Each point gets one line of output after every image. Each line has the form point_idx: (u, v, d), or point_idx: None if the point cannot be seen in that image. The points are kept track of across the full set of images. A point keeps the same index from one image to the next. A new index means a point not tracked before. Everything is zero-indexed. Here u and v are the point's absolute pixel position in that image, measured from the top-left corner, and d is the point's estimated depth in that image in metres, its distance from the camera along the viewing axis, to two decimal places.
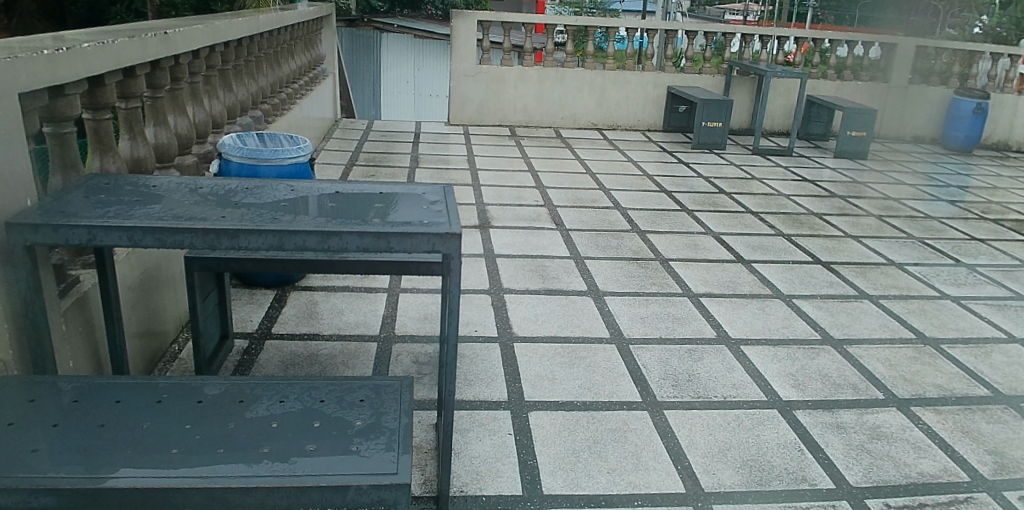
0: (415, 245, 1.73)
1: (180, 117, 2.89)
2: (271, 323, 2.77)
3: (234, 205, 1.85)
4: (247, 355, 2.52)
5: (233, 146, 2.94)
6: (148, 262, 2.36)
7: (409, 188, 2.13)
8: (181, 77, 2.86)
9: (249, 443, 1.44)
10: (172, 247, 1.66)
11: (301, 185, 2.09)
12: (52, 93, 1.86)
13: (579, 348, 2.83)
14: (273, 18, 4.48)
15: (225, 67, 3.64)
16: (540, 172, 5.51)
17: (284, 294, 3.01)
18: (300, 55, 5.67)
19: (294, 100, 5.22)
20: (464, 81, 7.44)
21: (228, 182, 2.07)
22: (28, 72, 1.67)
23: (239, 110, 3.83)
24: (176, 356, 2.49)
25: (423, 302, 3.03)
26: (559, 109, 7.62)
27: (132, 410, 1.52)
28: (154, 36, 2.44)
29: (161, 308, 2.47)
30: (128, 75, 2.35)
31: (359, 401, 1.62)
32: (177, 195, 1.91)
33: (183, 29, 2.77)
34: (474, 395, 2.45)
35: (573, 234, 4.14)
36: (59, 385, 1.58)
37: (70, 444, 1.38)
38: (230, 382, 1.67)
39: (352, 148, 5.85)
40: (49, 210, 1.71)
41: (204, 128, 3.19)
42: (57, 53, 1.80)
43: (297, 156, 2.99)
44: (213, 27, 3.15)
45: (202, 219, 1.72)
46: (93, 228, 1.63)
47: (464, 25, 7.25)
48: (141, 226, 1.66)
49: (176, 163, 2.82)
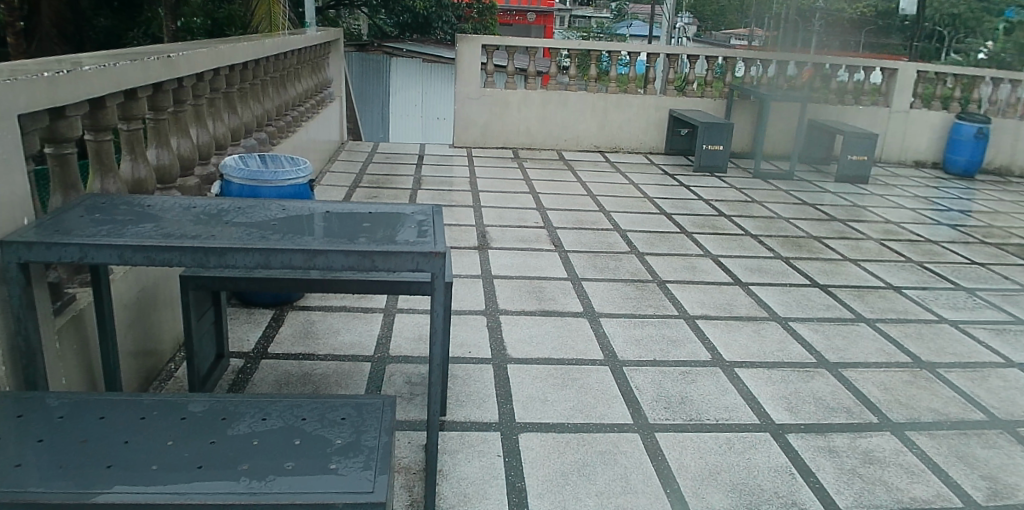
0: (401, 264, 1.76)
1: (182, 138, 2.92)
2: (268, 342, 2.78)
3: (225, 223, 1.88)
4: (242, 374, 2.53)
5: (234, 167, 2.96)
6: (145, 281, 2.38)
7: (399, 207, 2.17)
8: (185, 99, 2.91)
9: (228, 461, 1.46)
10: (161, 265, 1.69)
11: (292, 204, 2.12)
12: (52, 115, 1.90)
13: (572, 369, 2.83)
14: (280, 43, 4.56)
15: (231, 90, 3.70)
16: (541, 194, 5.54)
17: (282, 313, 3.03)
18: (306, 78, 5.76)
19: (300, 122, 5.30)
20: (468, 104, 7.51)
21: (221, 201, 2.10)
22: (27, 95, 1.72)
23: (244, 132, 3.90)
24: (171, 375, 2.49)
25: (419, 323, 3.04)
26: (563, 133, 7.68)
27: (115, 427, 1.53)
28: (156, 59, 2.49)
29: (158, 327, 2.49)
30: (130, 97, 2.39)
31: (341, 420, 1.63)
32: (171, 215, 1.94)
33: (187, 53, 2.82)
34: (466, 416, 2.46)
35: (572, 255, 4.15)
36: (44, 401, 1.60)
37: (51, 461, 1.40)
38: (215, 399, 1.68)
39: (356, 170, 5.91)
40: (45, 229, 1.75)
41: (207, 150, 3.22)
42: (57, 76, 1.85)
43: (298, 178, 3.00)
44: (217, 51, 3.21)
45: (192, 237, 1.75)
46: (83, 247, 1.66)
47: (470, 49, 7.34)
48: (131, 244, 1.68)
49: (177, 184, 2.85)
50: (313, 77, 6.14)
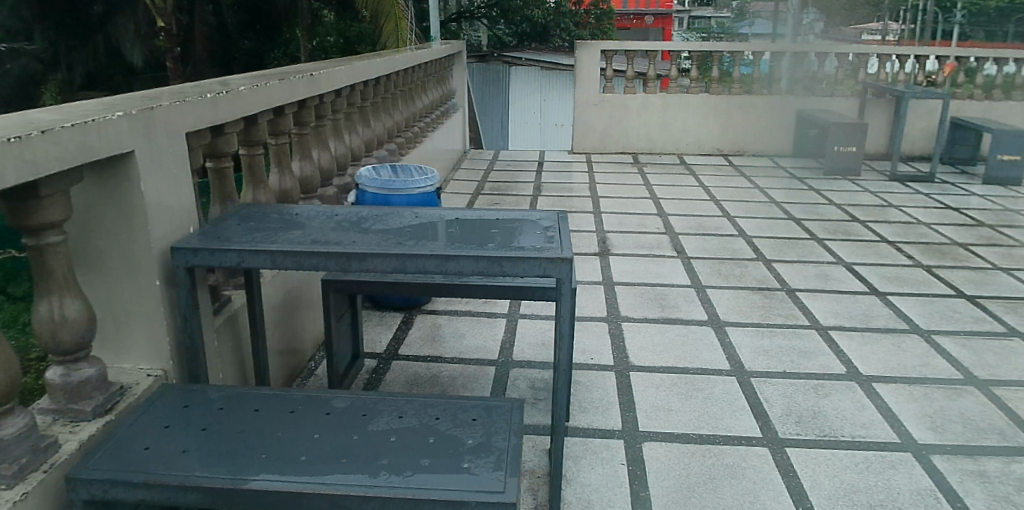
0: (528, 270, 1.79)
1: (323, 151, 3.12)
2: (399, 344, 2.91)
3: (364, 230, 2.00)
4: (376, 374, 2.66)
5: (368, 177, 3.11)
6: (290, 284, 2.55)
7: (525, 213, 2.21)
8: (325, 114, 3.10)
9: (369, 456, 1.54)
10: (308, 269, 1.81)
11: (424, 211, 2.21)
12: (213, 132, 2.09)
13: (696, 379, 2.76)
14: (409, 57, 4.77)
15: (365, 104, 3.91)
16: (662, 199, 5.44)
17: (411, 317, 3.16)
18: (432, 90, 5.99)
19: (427, 132, 5.51)
20: (588, 110, 7.51)
21: (360, 209, 2.23)
22: (191, 115, 1.90)
23: (376, 144, 4.10)
24: (312, 373, 2.64)
25: (540, 328, 3.07)
26: (685, 136, 7.52)
27: (270, 419, 1.67)
28: (300, 78, 2.67)
29: (300, 327, 2.65)
30: (278, 114, 2.58)
31: (471, 421, 1.69)
32: (316, 223, 2.08)
33: (327, 71, 3.01)
34: (588, 422, 2.46)
35: (694, 262, 4.05)
36: (209, 393, 1.76)
37: (216, 448, 1.55)
38: (357, 396, 1.78)
39: (479, 178, 6.07)
40: (208, 236, 1.92)
41: (344, 161, 3.41)
42: (218, 97, 2.03)
43: (426, 186, 3.12)
44: (353, 68, 3.40)
45: (335, 244, 1.87)
46: (241, 253, 1.81)
47: (589, 55, 7.37)
48: (282, 251, 1.82)
49: (318, 194, 3.03)
50: (438, 88, 6.36)
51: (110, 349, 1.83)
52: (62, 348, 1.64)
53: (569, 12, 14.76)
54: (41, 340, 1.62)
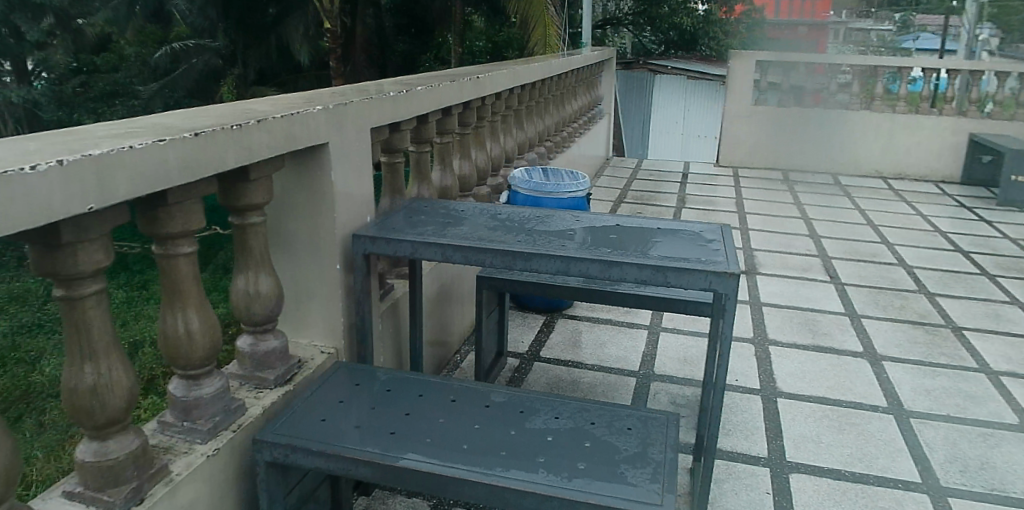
0: (693, 281, 1.76)
1: (481, 152, 3.20)
2: (540, 346, 2.94)
3: (527, 230, 2.04)
4: (518, 373, 2.70)
5: (522, 178, 3.18)
6: (444, 277, 2.64)
7: (686, 224, 2.16)
8: (485, 116, 3.18)
9: (526, 452, 1.57)
10: (475, 264, 1.87)
11: (584, 216, 2.23)
12: (391, 128, 2.21)
13: (850, 413, 2.59)
14: (563, 63, 4.82)
15: (520, 107, 3.98)
16: (813, 220, 5.16)
17: (552, 320, 3.19)
18: (581, 96, 6.02)
19: (574, 137, 5.55)
20: (737, 123, 7.29)
21: (521, 209, 2.28)
22: (376, 110, 2.02)
23: (527, 147, 4.17)
24: (458, 366, 2.71)
25: (683, 344, 3.00)
26: (840, 155, 7.12)
27: (432, 405, 1.74)
28: (468, 80, 2.76)
29: (450, 319, 2.73)
30: (445, 114, 2.68)
31: (627, 429, 1.67)
32: (481, 220, 2.15)
33: (491, 74, 3.09)
34: (731, 445, 2.38)
35: (849, 288, 3.82)
36: (377, 374, 1.87)
37: (384, 428, 1.63)
38: (513, 392, 1.82)
39: (621, 186, 6.03)
40: (383, 226, 2.03)
41: (498, 163, 3.48)
42: (398, 95, 2.15)
43: (576, 191, 3.11)
44: (514, 72, 3.47)
45: (501, 241, 1.92)
46: (414, 244, 1.89)
47: (742, 66, 7.21)
48: (452, 244, 1.89)
49: (474, 192, 3.12)
50: (586, 94, 6.38)
51: (290, 324, 1.98)
52: (254, 320, 1.78)
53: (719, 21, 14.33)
54: (238, 311, 1.77)
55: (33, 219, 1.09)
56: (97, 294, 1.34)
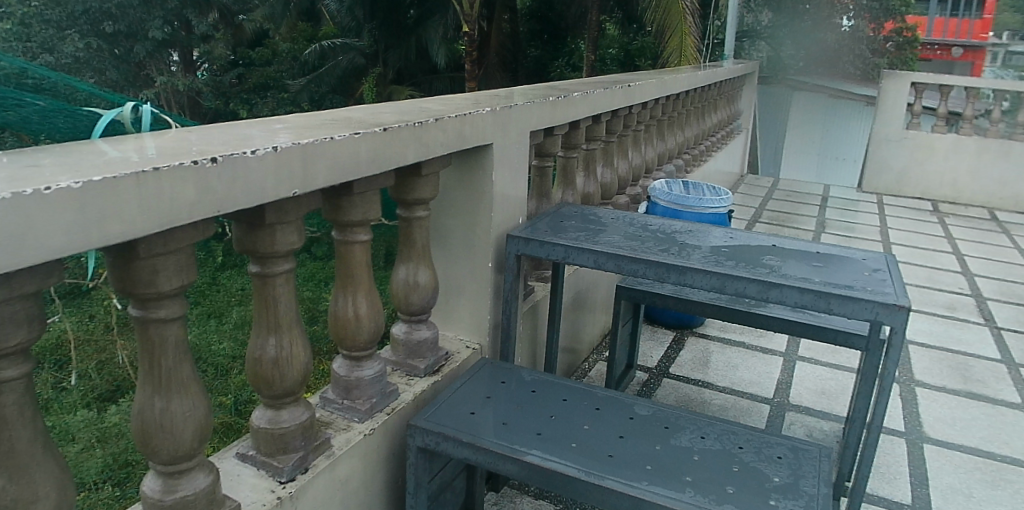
0: (858, 311, 1.68)
1: (624, 161, 3.19)
2: (670, 362, 2.89)
3: (680, 245, 2.04)
4: (647, 388, 2.67)
5: (662, 190, 3.16)
6: (581, 284, 2.66)
7: (847, 251, 2.08)
8: (630, 125, 3.17)
9: (672, 469, 1.55)
10: (627, 274, 1.90)
11: (737, 235, 2.20)
12: (545, 133, 2.26)
13: (1008, 469, 2.38)
14: (707, 75, 4.72)
15: (664, 117, 3.94)
16: (968, 256, 4.79)
17: (682, 337, 3.13)
18: (721, 109, 5.88)
19: (710, 152, 5.43)
20: (884, 146, 6.90)
21: (671, 224, 2.28)
22: (536, 115, 2.09)
23: (666, 158, 4.11)
24: (587, 374, 2.71)
25: (820, 375, 2.86)
26: (999, 189, 6.57)
27: (577, 411, 1.76)
28: (618, 88, 2.77)
29: (582, 327, 2.74)
30: (594, 121, 2.71)
31: (777, 458, 1.61)
32: (631, 232, 2.17)
33: (640, 83, 3.08)
34: (871, 488, 2.24)
35: (1009, 335, 3.51)
36: (523, 376, 1.92)
37: (531, 428, 1.67)
38: (657, 407, 1.81)
39: (754, 204, 5.84)
40: (536, 229, 2.09)
41: (639, 173, 3.45)
42: (557, 100, 2.21)
43: (719, 207, 3.04)
44: (661, 82, 3.44)
45: (654, 254, 1.93)
46: (568, 249, 1.94)
47: (895, 87, 6.82)
48: (605, 252, 1.93)
49: (614, 200, 3.11)
50: (726, 108, 6.23)
51: (440, 315, 2.08)
52: (410, 309, 1.87)
53: (867, 38, 13.73)
54: (397, 299, 1.86)
55: (250, 198, 1.25)
56: (287, 273, 1.45)
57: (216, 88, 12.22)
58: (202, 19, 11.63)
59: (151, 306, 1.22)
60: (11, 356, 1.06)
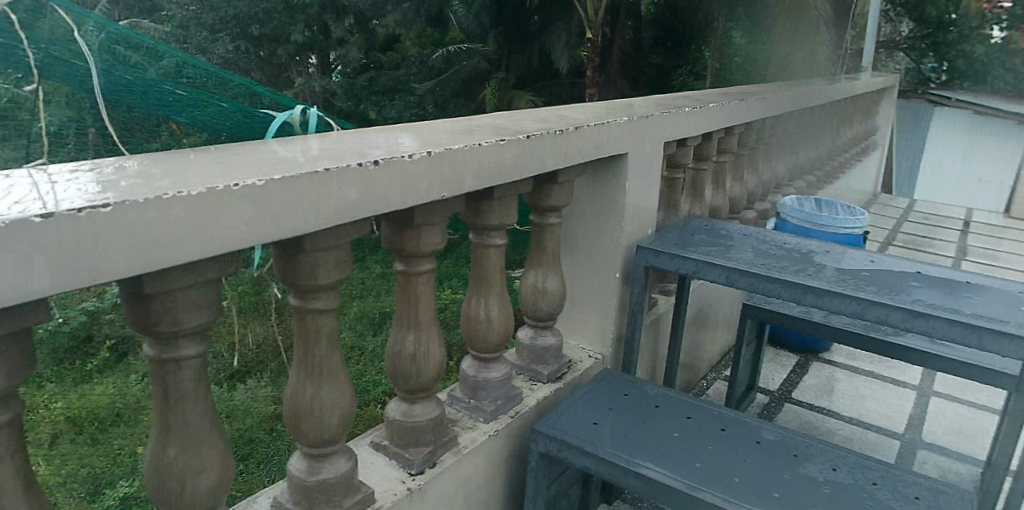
0: (1017, 349, 1.54)
1: (754, 175, 3.12)
2: (792, 387, 2.78)
3: (816, 266, 1.98)
4: (766, 412, 2.58)
5: (792, 208, 3.05)
6: (703, 299, 2.62)
7: (1004, 282, 1.93)
8: (763, 138, 3.11)
9: (801, 500, 1.48)
10: (760, 293, 1.89)
11: (879, 259, 2.09)
12: (676, 145, 2.35)
13: None
14: (845, 89, 4.52)
15: (797, 131, 3.81)
16: None
17: (806, 362, 2.99)
18: (856, 124, 5.60)
19: (844, 168, 5.16)
20: None
21: (806, 243, 2.22)
22: (670, 126, 2.19)
23: (797, 174, 3.97)
24: (704, 392, 2.66)
25: (959, 414, 2.65)
26: None
27: (700, 430, 1.72)
28: (753, 100, 2.75)
29: (702, 344, 2.69)
30: (726, 134, 2.71)
31: (917, 499, 1.50)
32: (764, 250, 2.14)
33: (776, 95, 3.01)
34: None
35: None
36: (647, 390, 1.91)
37: (654, 442, 1.66)
38: (786, 433, 1.73)
39: (889, 226, 5.50)
40: (665, 241, 2.17)
41: (768, 187, 3.35)
42: (691, 111, 2.29)
43: (853, 228, 2.89)
44: (797, 94, 3.34)
45: (789, 274, 1.89)
46: (698, 263, 1.98)
47: None
48: (738, 269, 1.94)
49: (742, 214, 3.05)
50: (861, 123, 5.92)
51: (565, 324, 2.26)
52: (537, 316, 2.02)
53: None
54: (525, 305, 2.04)
55: (405, 200, 1.32)
56: (428, 273, 1.51)
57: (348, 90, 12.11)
58: (338, 23, 11.68)
59: (309, 296, 1.31)
60: (192, 336, 1.16)
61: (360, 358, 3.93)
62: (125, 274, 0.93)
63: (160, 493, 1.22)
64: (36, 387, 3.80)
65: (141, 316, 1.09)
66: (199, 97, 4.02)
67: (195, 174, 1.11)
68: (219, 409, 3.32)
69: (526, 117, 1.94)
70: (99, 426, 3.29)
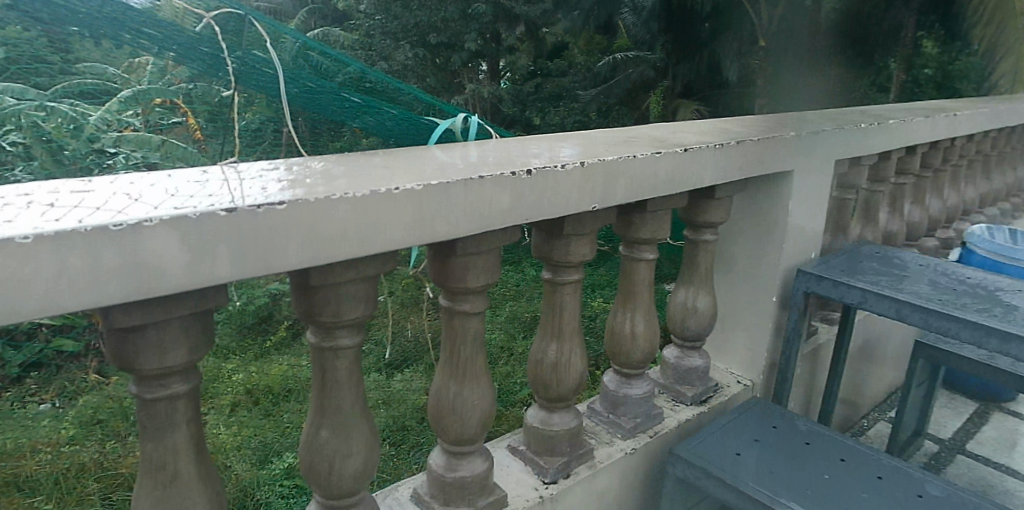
0: None
1: (938, 199, 2.84)
2: (968, 437, 2.48)
3: (1005, 306, 1.83)
4: (934, 462, 2.32)
5: (981, 238, 2.72)
6: (868, 331, 2.42)
7: None
8: (951, 158, 2.82)
9: None
10: (935, 330, 1.80)
11: None
12: (849, 164, 2.26)
13: None
14: None
15: (994, 152, 3.41)
16: None
17: (989, 411, 2.65)
18: None
19: None
20: None
21: (996, 278, 2.05)
22: (844, 142, 2.13)
23: (992, 199, 3.54)
24: (863, 431, 2.44)
25: None
26: None
27: (853, 475, 1.57)
28: (943, 116, 2.52)
29: (864, 379, 2.48)
30: (907, 153, 2.52)
31: None
32: (943, 283, 2.00)
33: (970, 111, 2.73)
34: None
35: None
36: (797, 424, 1.78)
37: (799, 482, 1.54)
38: (957, 490, 1.53)
39: None
40: (831, 265, 2.14)
41: (954, 214, 3.03)
42: (870, 127, 2.19)
43: None
44: (998, 110, 2.99)
45: (971, 312, 1.78)
46: (867, 293, 1.92)
47: None
48: (912, 304, 1.85)
49: (920, 241, 2.79)
50: None
51: (714, 347, 2.28)
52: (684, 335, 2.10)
53: None
54: (674, 323, 2.09)
55: (554, 209, 1.40)
56: (575, 283, 1.61)
57: (513, 95, 12.12)
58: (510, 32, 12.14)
59: (458, 298, 1.42)
60: (350, 327, 1.29)
61: (509, 360, 3.99)
62: (295, 266, 1.06)
63: (311, 471, 1.36)
64: (224, 358, 4.25)
65: (307, 307, 1.23)
66: (371, 105, 4.26)
67: (371, 176, 1.24)
68: (376, 396, 3.53)
69: (686, 130, 1.97)
70: (274, 399, 3.62)
